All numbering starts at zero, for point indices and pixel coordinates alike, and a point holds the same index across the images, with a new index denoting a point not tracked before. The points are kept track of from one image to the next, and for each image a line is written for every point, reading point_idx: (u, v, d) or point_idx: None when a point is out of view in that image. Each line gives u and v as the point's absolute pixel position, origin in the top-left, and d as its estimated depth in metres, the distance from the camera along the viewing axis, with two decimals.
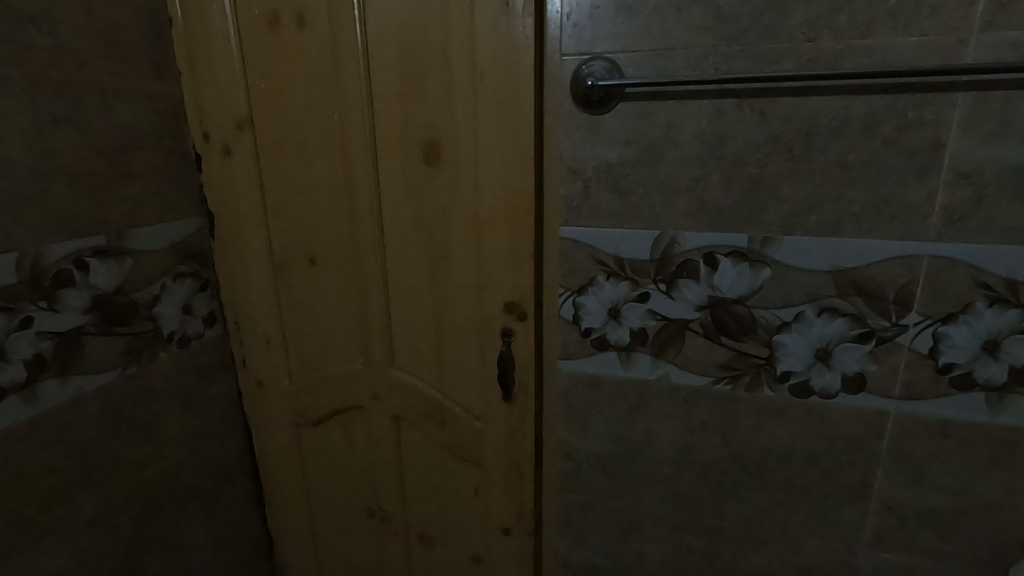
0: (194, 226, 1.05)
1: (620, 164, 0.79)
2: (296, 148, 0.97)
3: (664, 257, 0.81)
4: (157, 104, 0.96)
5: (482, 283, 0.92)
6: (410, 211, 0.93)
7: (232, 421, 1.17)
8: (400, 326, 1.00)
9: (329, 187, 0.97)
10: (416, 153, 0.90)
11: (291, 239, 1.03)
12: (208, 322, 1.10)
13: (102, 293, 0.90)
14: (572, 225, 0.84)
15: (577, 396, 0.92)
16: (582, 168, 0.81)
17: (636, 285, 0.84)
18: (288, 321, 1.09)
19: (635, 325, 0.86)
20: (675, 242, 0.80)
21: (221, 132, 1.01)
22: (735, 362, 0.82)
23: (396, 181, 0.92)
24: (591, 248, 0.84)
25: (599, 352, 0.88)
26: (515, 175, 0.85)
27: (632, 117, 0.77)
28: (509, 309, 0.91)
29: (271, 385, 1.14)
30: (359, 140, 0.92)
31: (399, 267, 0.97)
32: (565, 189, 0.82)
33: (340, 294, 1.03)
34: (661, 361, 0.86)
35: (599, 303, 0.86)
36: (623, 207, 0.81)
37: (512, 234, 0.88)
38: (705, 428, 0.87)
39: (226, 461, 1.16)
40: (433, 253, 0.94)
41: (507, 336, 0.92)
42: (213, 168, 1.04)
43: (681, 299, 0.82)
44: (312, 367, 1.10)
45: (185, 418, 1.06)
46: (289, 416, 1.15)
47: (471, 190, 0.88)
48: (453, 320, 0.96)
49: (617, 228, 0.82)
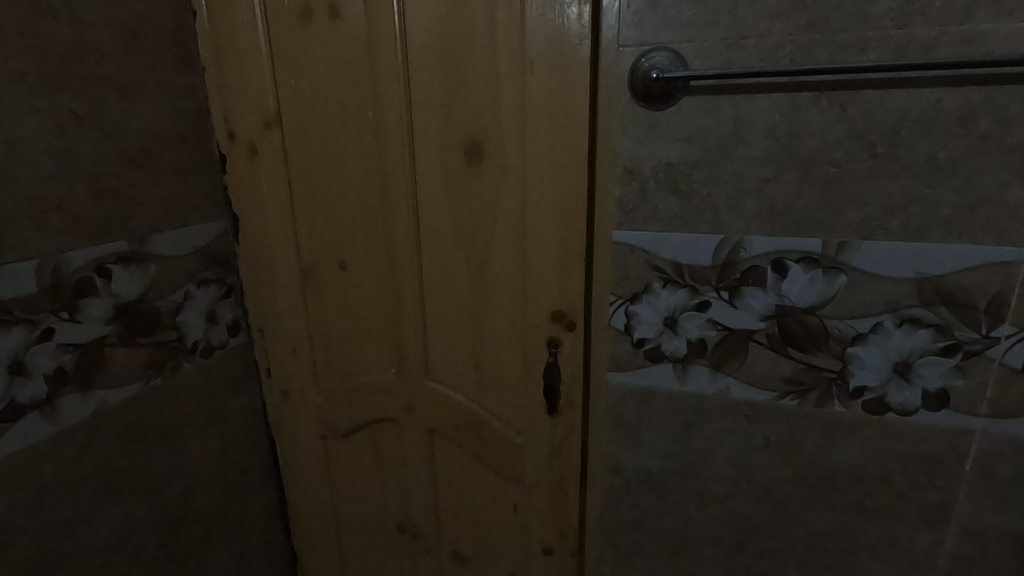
0: (218, 230, 1.00)
1: (681, 163, 0.73)
2: (327, 147, 0.92)
3: (728, 263, 0.75)
4: (181, 101, 0.91)
5: (527, 290, 0.86)
6: (450, 214, 0.87)
7: (256, 433, 1.12)
8: (437, 335, 0.95)
9: (362, 189, 0.92)
10: (457, 153, 0.84)
11: (321, 242, 0.98)
12: (233, 330, 1.05)
13: (125, 302, 0.85)
14: (627, 229, 0.78)
15: (628, 410, 0.86)
16: (640, 167, 0.75)
17: (695, 293, 0.78)
18: (316, 329, 1.04)
19: (693, 335, 0.80)
20: (740, 247, 0.74)
21: (246, 131, 0.95)
22: (803, 376, 0.77)
23: (434, 183, 0.87)
24: (647, 253, 0.78)
25: (653, 364, 0.83)
26: (565, 176, 0.79)
27: (696, 113, 0.71)
28: (556, 318, 0.86)
29: (297, 396, 1.09)
30: (394, 138, 0.87)
31: (436, 273, 0.91)
32: (620, 190, 0.77)
33: (372, 301, 0.98)
34: (720, 374, 0.80)
35: (655, 312, 0.80)
36: (683, 209, 0.75)
37: (561, 238, 0.82)
38: (767, 445, 0.81)
39: (250, 475, 1.11)
40: (474, 259, 0.88)
41: (553, 346, 0.87)
42: (238, 169, 0.98)
43: (745, 308, 0.76)
44: (340, 377, 1.05)
45: (209, 431, 1.01)
46: (316, 427, 1.10)
47: (516, 191, 0.83)
48: (494, 329, 0.90)
49: (676, 231, 0.76)
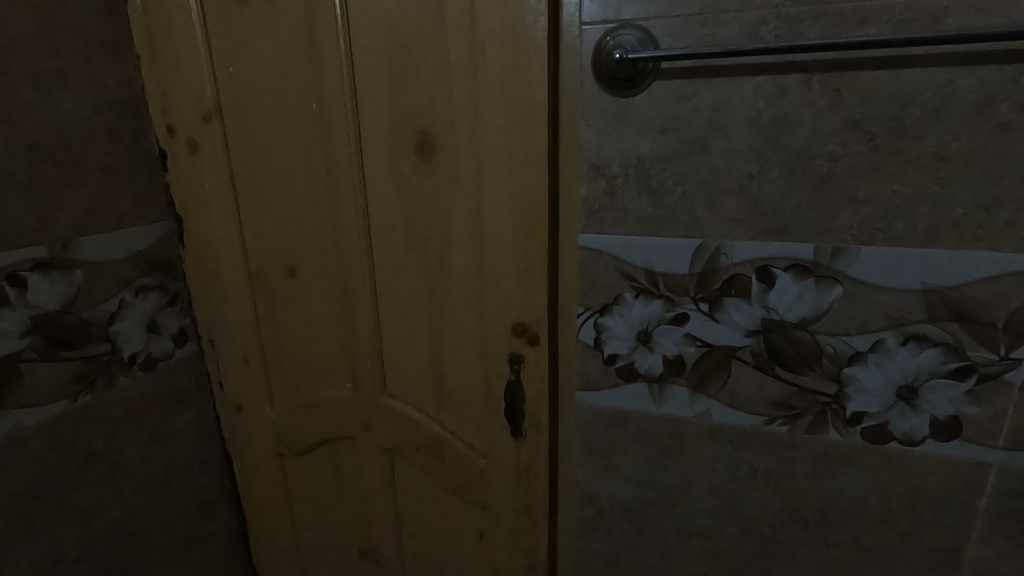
0: (160, 232, 0.92)
1: (652, 157, 0.64)
2: (271, 143, 0.83)
3: (707, 272, 0.66)
4: (111, 92, 0.83)
5: (486, 300, 0.78)
6: (403, 216, 0.79)
7: (209, 450, 1.05)
8: (392, 348, 0.87)
9: (309, 187, 0.83)
10: (407, 147, 0.76)
11: (268, 246, 0.90)
12: (179, 340, 0.97)
13: (43, 313, 0.78)
14: (594, 232, 0.69)
15: (599, 433, 0.78)
16: (607, 162, 0.66)
17: (671, 305, 0.69)
18: (268, 339, 0.96)
19: (670, 352, 0.71)
20: (720, 253, 0.65)
21: (186, 124, 0.87)
22: (793, 399, 0.68)
23: (385, 181, 0.78)
24: (616, 260, 0.69)
25: (626, 383, 0.74)
26: (524, 173, 0.71)
27: (668, 100, 0.62)
28: (519, 332, 0.77)
29: (251, 411, 1.02)
30: (340, 132, 0.79)
31: (390, 280, 0.83)
32: (585, 189, 0.68)
33: (324, 310, 0.90)
34: (701, 395, 0.71)
35: (627, 326, 0.72)
36: (657, 210, 0.66)
37: (521, 243, 0.73)
38: (754, 476, 0.72)
39: (202, 494, 1.04)
40: (429, 266, 0.80)
41: (516, 363, 0.78)
42: (179, 166, 0.90)
43: (727, 322, 0.67)
44: (294, 391, 0.97)
45: (151, 450, 0.94)
46: (272, 444, 1.02)
47: (472, 190, 0.74)
48: (452, 341, 0.82)
49: (649, 236, 0.67)
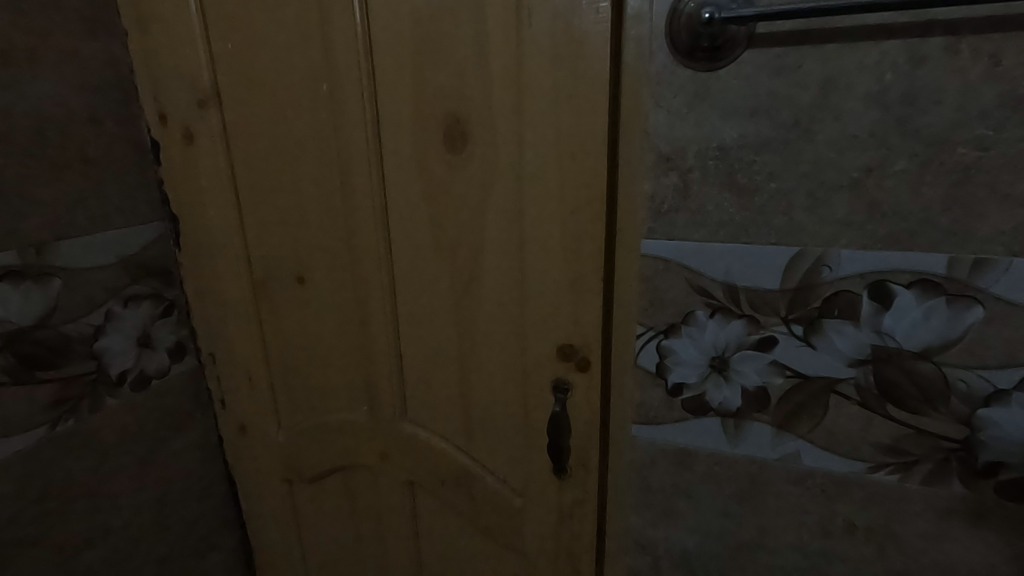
0: (153, 234, 0.82)
1: (739, 145, 0.52)
2: (276, 133, 0.72)
3: (803, 287, 0.54)
4: (93, 74, 0.73)
5: (526, 316, 0.66)
6: (428, 217, 0.67)
7: (210, 474, 0.95)
8: (414, 369, 0.75)
9: (319, 183, 0.72)
10: (433, 135, 0.64)
11: (273, 250, 0.79)
12: (176, 354, 0.87)
13: (15, 329, 0.67)
14: (661, 238, 0.57)
15: (658, 474, 0.66)
16: (681, 153, 0.54)
17: (755, 326, 0.57)
18: (274, 354, 0.85)
19: (751, 383, 0.59)
20: (822, 264, 0.53)
21: (179, 111, 0.76)
22: (906, 444, 0.55)
23: (406, 175, 0.67)
24: (688, 271, 0.57)
25: (694, 418, 0.62)
26: (575, 166, 0.58)
27: (764, 74, 0.50)
28: (565, 354, 0.65)
29: (256, 433, 0.91)
30: (354, 119, 0.67)
31: (412, 290, 0.71)
32: (653, 185, 0.56)
33: (337, 324, 0.78)
34: (787, 435, 0.59)
35: (698, 351, 0.59)
36: (742, 211, 0.54)
37: (570, 250, 0.61)
38: (850, 532, 0.60)
39: (202, 523, 0.94)
40: (458, 276, 0.68)
41: (562, 391, 0.66)
42: (173, 159, 0.79)
43: (827, 349, 0.55)
44: (304, 412, 0.87)
45: (144, 479, 0.84)
46: (279, 469, 0.92)
47: (511, 187, 0.62)
48: (484, 363, 0.70)
49: (731, 242, 0.55)
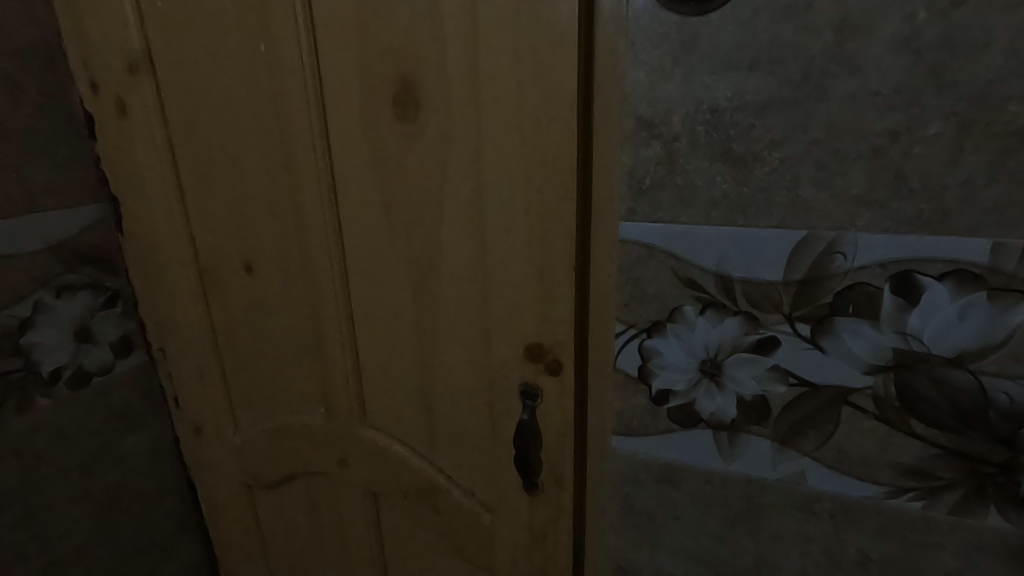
0: (90, 217, 0.74)
1: (735, 106, 0.43)
2: (215, 102, 0.64)
3: (811, 279, 0.45)
4: (11, 37, 0.65)
5: (490, 311, 0.57)
6: (381, 195, 0.59)
7: (165, 478, 0.88)
8: (371, 368, 0.67)
9: (262, 159, 0.64)
10: (382, 100, 0.55)
11: (219, 235, 0.71)
12: (122, 349, 0.80)
13: None
14: (642, 219, 0.48)
15: (641, 492, 0.57)
16: (664, 117, 0.45)
17: (753, 325, 0.48)
18: (226, 349, 0.78)
19: (748, 391, 0.50)
20: (835, 251, 0.44)
21: (110, 79, 0.68)
22: (933, 466, 0.46)
23: (355, 149, 0.58)
24: (674, 260, 0.48)
25: (682, 430, 0.53)
26: (541, 135, 0.50)
27: (766, 17, 0.41)
28: (534, 355, 0.57)
29: (212, 434, 0.84)
30: (295, 85, 0.59)
31: (365, 281, 0.63)
32: (632, 157, 0.47)
33: (289, 317, 0.71)
34: (790, 452, 0.50)
35: (686, 353, 0.51)
36: (738, 188, 0.45)
37: (537, 235, 0.53)
38: (862, 565, 0.51)
39: (157, 529, 0.88)
40: (415, 264, 0.60)
41: (531, 397, 0.58)
42: (108, 134, 0.71)
43: (838, 352, 0.46)
44: (260, 413, 0.79)
45: (85, 483, 0.78)
46: (237, 473, 0.85)
47: (470, 161, 0.53)
48: (446, 364, 0.62)
49: (725, 225, 0.46)
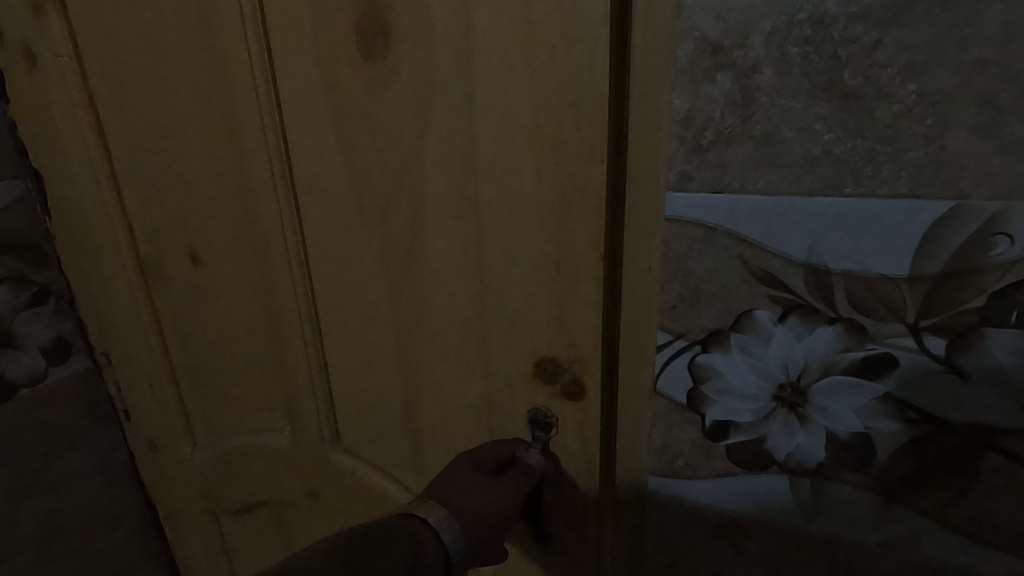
0: (7, 197, 0.61)
1: (852, 14, 0.29)
2: (140, 47, 0.50)
3: (953, 274, 0.31)
4: None
5: (490, 318, 0.43)
6: (345, 162, 0.44)
7: (122, 500, 0.76)
8: (342, 384, 0.54)
9: (199, 119, 0.50)
10: (339, 30, 0.39)
11: (156, 218, 0.58)
12: (57, 355, 0.67)
13: None
14: (700, 188, 0.34)
15: (687, 546, 0.44)
16: (740, 35, 0.31)
17: (857, 337, 0.34)
18: (177, 356, 0.65)
19: (844, 427, 0.36)
20: (996, 232, 0.29)
21: (15, 22, 0.54)
22: None
23: (309, 101, 0.43)
24: (744, 245, 0.34)
25: (747, 474, 0.40)
26: (557, 62, 0.33)
27: None
28: (547, 374, 0.42)
29: (169, 452, 0.72)
30: (228, 15, 0.44)
31: (331, 277, 0.49)
32: (688, 96, 0.33)
33: (246, 319, 0.57)
34: (900, 509, 0.37)
35: (757, 374, 0.37)
36: (848, 139, 0.30)
37: (550, 211, 0.37)
38: None
39: (118, 554, 0.77)
40: (390, 255, 0.45)
41: (543, 427, 0.43)
42: (22, 93, 0.58)
43: (986, 379, 0.32)
44: (219, 431, 0.66)
45: (13, 510, 0.66)
46: (199, 497, 0.73)
47: (458, 109, 0.38)
48: (433, 382, 0.48)
49: (824, 196, 0.32)
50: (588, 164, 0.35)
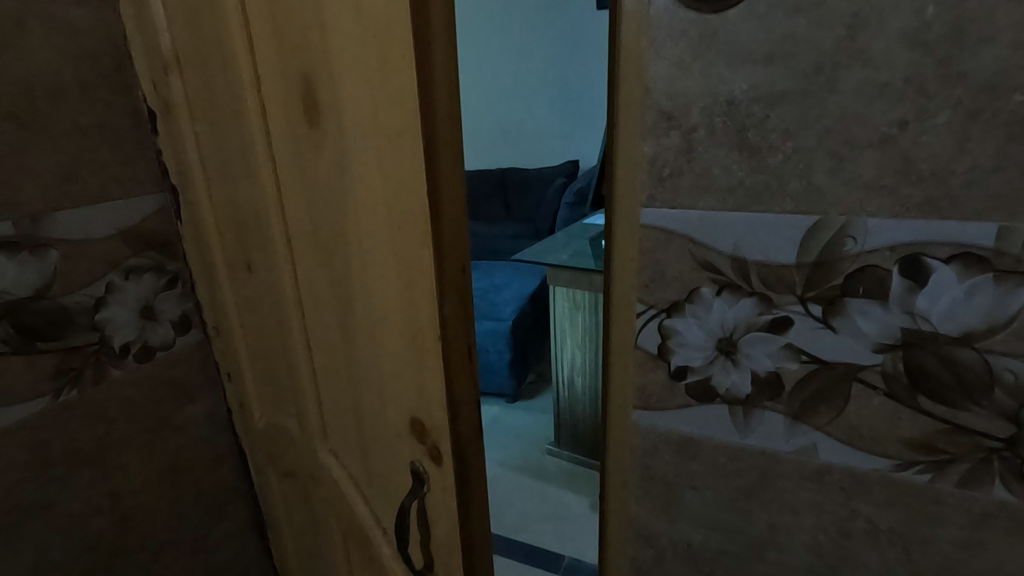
0: (155, 206, 0.81)
1: (752, 99, 0.46)
2: (225, 105, 0.66)
3: (824, 262, 0.48)
4: (84, 43, 0.71)
5: (385, 371, 0.53)
6: (308, 224, 0.58)
7: (220, 447, 0.95)
8: (325, 382, 0.70)
9: (243, 175, 0.69)
10: (300, 127, 0.52)
11: (241, 235, 0.75)
12: (181, 328, 0.87)
13: (14, 300, 0.68)
14: (662, 205, 0.52)
15: (660, 464, 0.61)
16: (683, 109, 0.48)
17: (767, 305, 0.51)
18: (257, 337, 0.83)
19: (762, 368, 0.53)
20: (846, 236, 0.46)
21: (167, 78, 0.73)
22: (941, 441, 0.49)
23: (291, 179, 0.58)
24: (691, 243, 0.52)
25: (700, 404, 0.57)
26: (401, 162, 0.40)
27: (779, 14, 0.43)
28: (418, 433, 0.50)
29: (258, 408, 0.91)
30: (254, 118, 0.61)
31: (313, 306, 0.65)
32: (651, 145, 0.50)
33: (286, 323, 0.73)
34: (802, 427, 0.53)
35: (704, 331, 0.54)
36: (752, 174, 0.48)
37: (404, 288, 0.45)
38: (872, 535, 0.54)
39: (216, 491, 0.96)
40: (338, 300, 0.58)
41: (419, 480, 0.52)
42: (169, 130, 0.77)
43: (849, 332, 0.49)
44: (283, 401, 0.84)
45: (151, 447, 0.85)
46: (277, 449, 0.91)
47: (357, 200, 0.47)
48: (365, 406, 0.60)
49: (740, 211, 0.49)
50: (419, 250, 0.42)
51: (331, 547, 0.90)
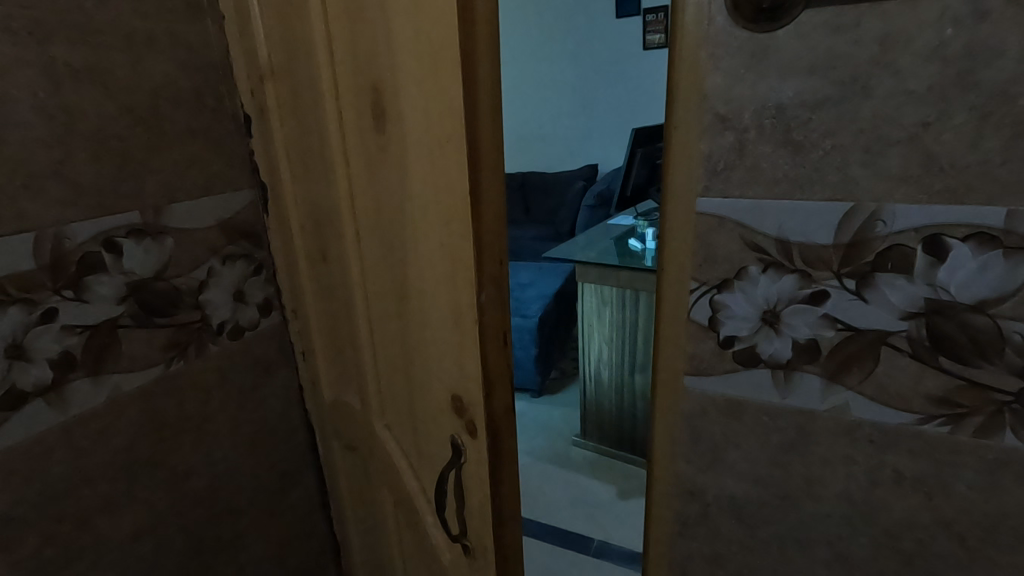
0: (246, 201, 0.91)
1: (798, 104, 0.54)
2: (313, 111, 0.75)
3: (858, 242, 0.56)
4: (195, 56, 0.81)
5: (432, 349, 0.61)
6: (373, 221, 0.68)
7: (292, 421, 1.04)
8: (384, 361, 0.79)
9: (322, 177, 0.79)
10: (371, 140, 0.62)
11: (322, 227, 0.84)
12: (264, 310, 0.96)
13: (139, 280, 0.77)
14: (716, 195, 0.60)
15: (707, 424, 0.69)
16: (736, 113, 0.57)
17: (807, 280, 0.59)
18: (330, 319, 0.92)
19: (801, 335, 0.61)
20: (877, 219, 0.55)
21: (263, 87, 0.83)
22: (959, 396, 0.57)
23: (361, 183, 0.68)
24: (740, 227, 0.60)
25: (745, 369, 0.65)
26: (451, 171, 0.48)
27: (822, 33, 0.52)
28: (459, 406, 0.58)
29: (328, 385, 1.00)
30: (334, 130, 0.71)
31: (377, 292, 0.74)
32: (707, 143, 0.59)
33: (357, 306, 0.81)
34: (837, 387, 0.61)
35: (750, 304, 0.62)
36: (796, 168, 0.56)
37: (450, 275, 0.53)
38: (898, 482, 0.62)
39: (286, 461, 1.05)
40: (397, 287, 0.67)
41: (458, 451, 0.61)
42: (262, 133, 0.87)
43: (879, 302, 0.57)
44: (351, 378, 0.93)
45: (239, 417, 0.94)
46: (343, 422, 1.00)
47: (415, 202, 0.56)
48: (416, 381, 0.69)
49: (785, 199, 0.57)
50: (465, 243, 0.50)
51: (385, 515, 0.99)
